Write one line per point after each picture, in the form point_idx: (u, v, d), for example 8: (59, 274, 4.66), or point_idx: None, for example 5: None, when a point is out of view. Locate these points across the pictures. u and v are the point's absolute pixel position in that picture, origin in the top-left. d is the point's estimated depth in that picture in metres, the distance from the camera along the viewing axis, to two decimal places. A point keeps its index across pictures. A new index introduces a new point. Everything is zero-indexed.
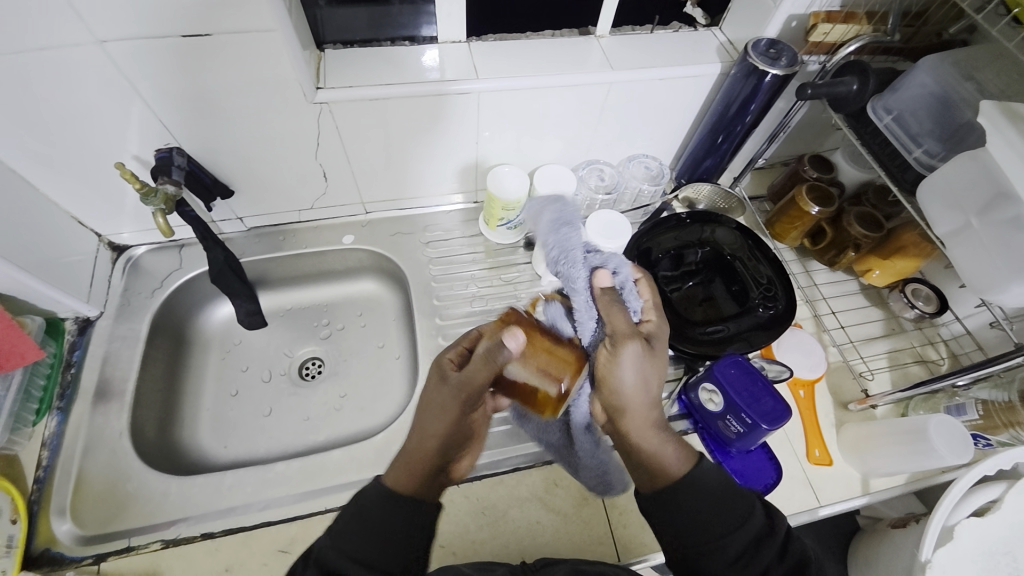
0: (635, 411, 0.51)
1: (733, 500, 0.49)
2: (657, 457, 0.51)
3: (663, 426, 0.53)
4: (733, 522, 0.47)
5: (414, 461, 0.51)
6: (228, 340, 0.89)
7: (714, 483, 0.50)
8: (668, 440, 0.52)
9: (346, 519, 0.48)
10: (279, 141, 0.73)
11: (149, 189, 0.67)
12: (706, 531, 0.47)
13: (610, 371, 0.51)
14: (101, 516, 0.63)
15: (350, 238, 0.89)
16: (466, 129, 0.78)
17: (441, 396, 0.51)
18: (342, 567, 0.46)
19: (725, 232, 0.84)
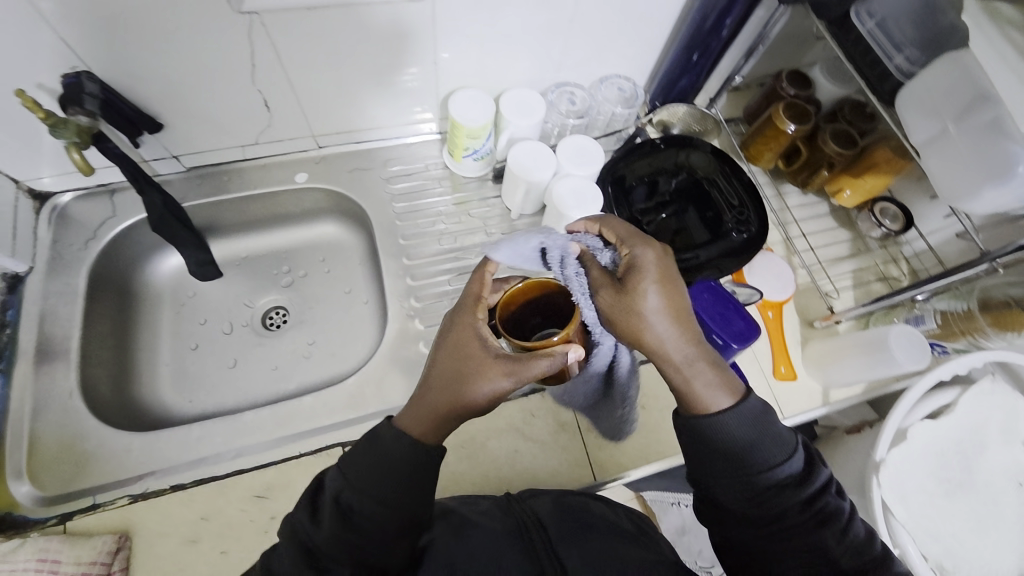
0: (655, 349, 0.46)
1: (767, 442, 0.45)
2: (689, 398, 0.46)
3: (686, 348, 0.46)
4: (758, 465, 0.44)
5: (432, 418, 0.46)
6: (180, 292, 0.83)
7: (753, 423, 0.45)
8: (706, 371, 0.46)
9: (357, 460, 0.46)
10: (210, 62, 0.64)
11: (57, 119, 0.61)
12: (720, 463, 0.45)
13: (613, 325, 0.47)
14: (64, 476, 0.61)
15: (303, 176, 0.82)
16: (423, 47, 0.70)
17: (476, 367, 0.45)
18: (355, 508, 0.44)
19: (699, 156, 0.81)
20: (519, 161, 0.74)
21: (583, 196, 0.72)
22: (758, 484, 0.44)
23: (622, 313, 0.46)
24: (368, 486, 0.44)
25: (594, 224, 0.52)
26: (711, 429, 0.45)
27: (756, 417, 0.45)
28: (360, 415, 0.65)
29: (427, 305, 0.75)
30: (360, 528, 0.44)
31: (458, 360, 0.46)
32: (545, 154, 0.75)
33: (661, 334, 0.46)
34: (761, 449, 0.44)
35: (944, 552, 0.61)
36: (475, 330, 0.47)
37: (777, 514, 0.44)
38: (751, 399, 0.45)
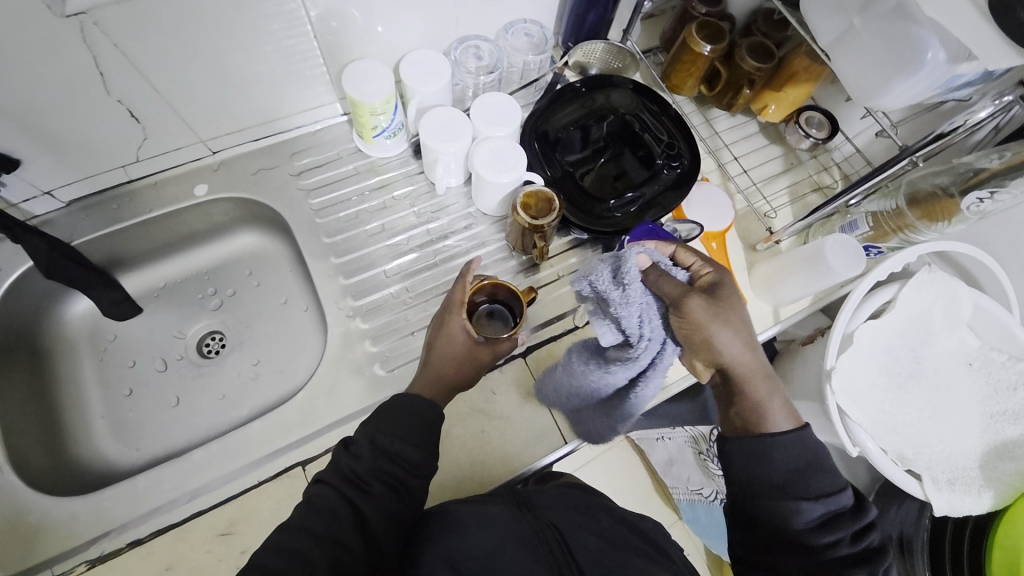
0: (736, 365, 0.50)
1: (818, 472, 0.48)
2: (754, 412, 0.50)
3: (756, 369, 0.51)
4: (807, 492, 0.47)
5: (447, 384, 0.55)
6: (100, 337, 0.76)
7: (804, 453, 0.49)
8: (776, 391, 0.51)
9: (382, 424, 0.51)
10: (49, 79, 0.55)
11: None
12: (771, 483, 0.48)
13: (701, 335, 0.48)
14: (10, 557, 0.56)
15: (203, 188, 0.74)
16: (295, 20, 0.63)
17: (473, 349, 0.56)
18: (359, 477, 0.48)
19: (620, 94, 0.78)
20: (432, 131, 0.69)
21: (506, 157, 0.68)
22: (806, 512, 0.47)
23: (714, 324, 0.48)
24: (401, 431, 0.50)
25: (669, 245, 0.55)
26: (769, 449, 0.48)
27: (810, 448, 0.49)
28: (316, 429, 0.63)
29: (366, 301, 0.71)
30: (398, 468, 0.49)
31: (458, 350, 0.56)
32: (458, 121, 0.70)
33: (742, 352, 0.50)
34: (811, 479, 0.47)
35: (905, 443, 0.64)
36: (463, 325, 0.56)
37: (826, 543, 0.46)
38: (809, 429, 0.50)
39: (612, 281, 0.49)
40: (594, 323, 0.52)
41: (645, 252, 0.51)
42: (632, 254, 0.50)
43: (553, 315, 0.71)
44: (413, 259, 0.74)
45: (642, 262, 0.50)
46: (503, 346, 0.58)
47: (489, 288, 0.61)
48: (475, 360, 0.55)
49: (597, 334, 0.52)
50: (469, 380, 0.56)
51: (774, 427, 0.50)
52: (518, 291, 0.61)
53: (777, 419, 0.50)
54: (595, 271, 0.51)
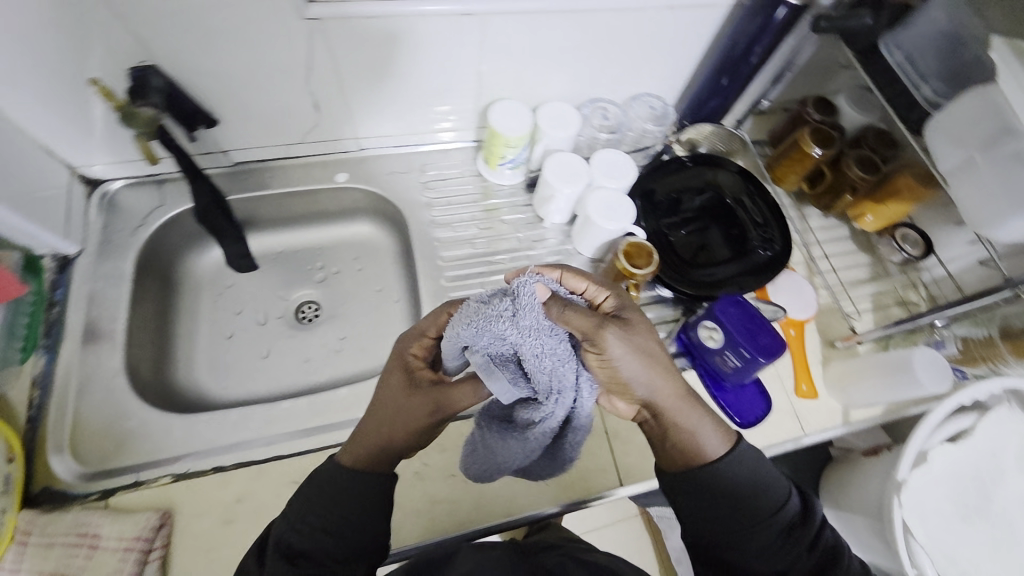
0: (661, 397, 0.51)
1: (768, 488, 0.52)
2: (692, 441, 0.52)
3: (684, 395, 0.52)
4: (766, 512, 0.50)
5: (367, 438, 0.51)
6: (218, 282, 0.85)
7: (749, 468, 0.52)
8: (704, 414, 0.53)
9: (313, 496, 0.50)
10: (266, 64, 0.66)
11: (129, 110, 0.61)
12: (734, 517, 0.50)
13: (620, 369, 0.47)
14: (102, 453, 0.60)
15: (343, 176, 0.84)
16: (467, 60, 0.73)
17: (403, 400, 0.51)
18: (305, 545, 0.48)
19: (726, 175, 0.85)
20: (554, 172, 0.77)
21: (617, 207, 0.75)
22: (768, 532, 0.50)
23: (630, 362, 0.48)
24: (325, 510, 0.49)
25: (554, 269, 0.52)
26: (718, 474, 0.51)
27: (748, 460, 0.52)
28: None
29: None
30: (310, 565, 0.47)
31: (388, 398, 0.51)
32: (577, 167, 0.78)
33: (662, 384, 0.51)
34: (763, 497, 0.51)
35: None
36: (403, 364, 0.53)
37: (792, 559, 0.50)
38: (743, 443, 0.53)
39: (513, 331, 0.44)
40: (496, 386, 0.46)
41: (541, 282, 0.46)
42: (533, 285, 0.45)
43: None
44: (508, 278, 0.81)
45: (543, 293, 0.46)
46: (444, 400, 0.50)
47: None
48: (401, 415, 0.50)
49: (501, 395, 0.47)
50: (396, 438, 0.50)
51: (712, 452, 0.52)
52: None
53: (711, 444, 0.52)
54: (487, 321, 0.44)
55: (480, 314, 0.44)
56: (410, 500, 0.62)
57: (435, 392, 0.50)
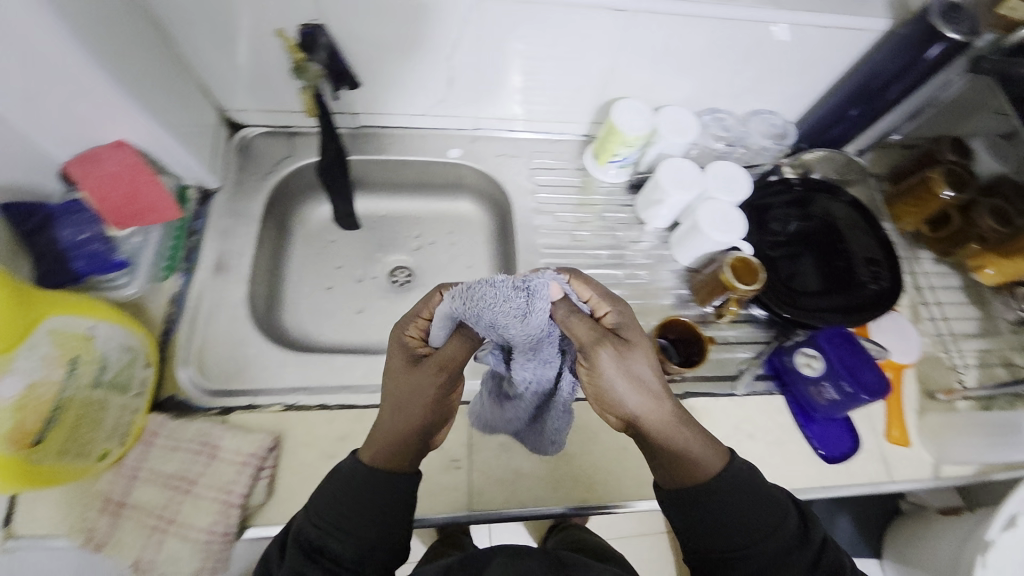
0: (650, 417, 0.52)
1: (764, 505, 0.51)
2: (685, 462, 0.53)
3: (678, 416, 0.53)
4: (765, 528, 0.50)
5: (392, 431, 0.50)
6: (324, 235, 0.89)
7: (742, 483, 0.52)
8: (701, 437, 0.53)
9: (327, 493, 0.50)
10: (419, 36, 0.68)
11: (304, 64, 0.65)
12: (730, 532, 0.50)
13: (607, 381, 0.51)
14: (224, 373, 0.66)
15: (456, 152, 0.87)
16: (603, 56, 0.74)
17: (407, 375, 0.51)
18: (322, 542, 0.48)
19: (838, 205, 0.84)
20: (669, 176, 0.77)
21: (727, 219, 0.75)
22: (765, 549, 0.49)
23: (618, 379, 0.51)
24: (340, 510, 0.49)
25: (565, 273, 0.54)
26: (709, 491, 0.51)
27: (736, 474, 0.52)
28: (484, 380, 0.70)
29: None
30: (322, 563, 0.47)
31: (395, 382, 0.51)
32: (691, 175, 0.77)
33: (650, 403, 0.52)
34: (761, 512, 0.51)
35: None
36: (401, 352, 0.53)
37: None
38: (736, 461, 0.54)
39: (515, 315, 0.48)
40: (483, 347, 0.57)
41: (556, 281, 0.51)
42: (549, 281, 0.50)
43: (710, 372, 0.75)
44: (600, 275, 0.82)
45: (556, 293, 0.51)
46: (450, 362, 0.51)
47: (661, 326, 0.69)
48: (415, 389, 0.50)
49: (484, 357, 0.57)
50: (416, 414, 0.50)
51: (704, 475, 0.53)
52: (701, 337, 0.67)
53: (703, 466, 0.53)
54: (490, 304, 0.47)
55: (485, 295, 0.47)
56: (495, 469, 0.64)
57: (440, 358, 0.51)
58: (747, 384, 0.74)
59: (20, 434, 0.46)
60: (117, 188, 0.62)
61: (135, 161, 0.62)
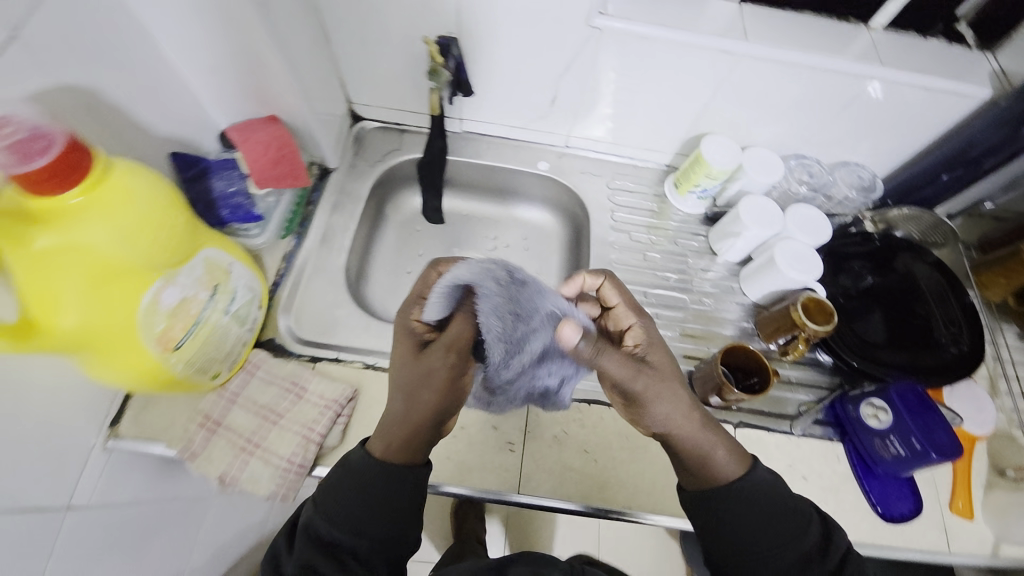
0: (675, 425, 0.56)
1: (785, 517, 0.53)
2: (708, 466, 0.56)
3: (704, 417, 0.57)
4: (784, 539, 0.52)
5: (397, 420, 0.53)
6: (412, 224, 0.97)
7: (763, 491, 0.55)
8: (726, 441, 0.57)
9: (335, 488, 0.52)
10: (535, 56, 0.76)
11: (439, 67, 0.75)
12: (752, 541, 0.53)
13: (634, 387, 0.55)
14: (316, 328, 0.73)
15: (544, 165, 0.94)
16: (699, 94, 0.79)
17: (414, 360, 0.53)
18: (332, 536, 0.51)
19: (921, 266, 0.83)
20: (750, 211, 0.80)
21: (804, 260, 0.76)
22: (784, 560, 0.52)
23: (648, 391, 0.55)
24: (345, 508, 0.51)
25: (598, 277, 0.64)
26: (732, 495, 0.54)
27: (759, 480, 0.55)
28: None
29: None
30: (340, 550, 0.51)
31: (404, 368, 0.53)
32: (772, 214, 0.79)
33: (677, 411, 0.55)
34: (781, 522, 0.53)
35: None
36: (406, 327, 0.56)
37: None
38: (759, 468, 0.56)
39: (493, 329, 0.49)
40: None
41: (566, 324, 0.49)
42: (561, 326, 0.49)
43: (768, 408, 0.75)
44: (666, 296, 0.85)
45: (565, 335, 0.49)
46: (457, 343, 0.51)
47: (725, 352, 0.69)
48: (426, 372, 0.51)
49: None
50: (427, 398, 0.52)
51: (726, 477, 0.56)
52: (766, 363, 0.67)
53: (725, 469, 0.56)
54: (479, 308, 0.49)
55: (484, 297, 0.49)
56: (545, 458, 0.66)
57: (447, 340, 0.52)
58: (804, 425, 0.74)
59: (166, 337, 0.51)
60: (267, 153, 0.70)
61: (284, 134, 0.72)
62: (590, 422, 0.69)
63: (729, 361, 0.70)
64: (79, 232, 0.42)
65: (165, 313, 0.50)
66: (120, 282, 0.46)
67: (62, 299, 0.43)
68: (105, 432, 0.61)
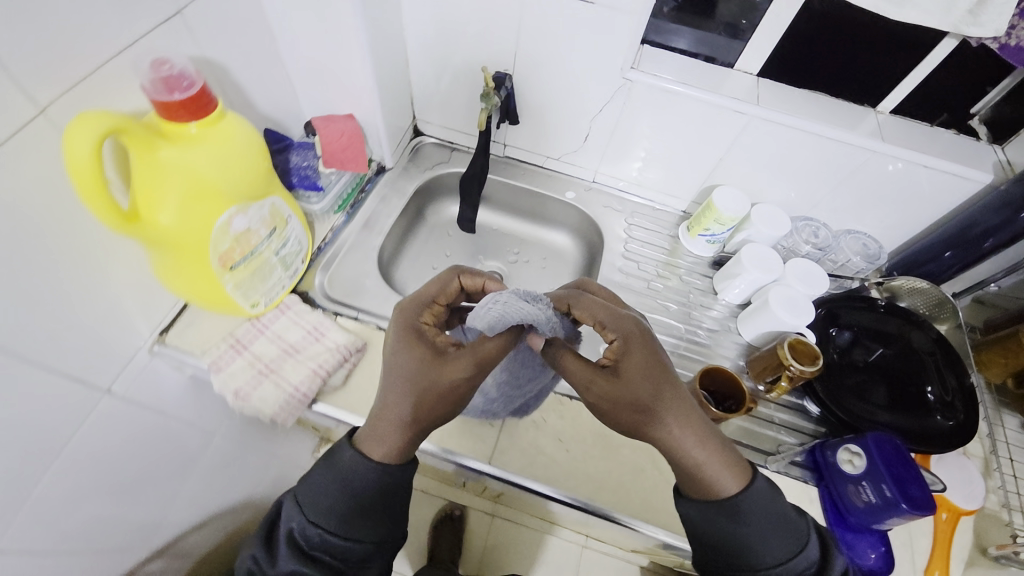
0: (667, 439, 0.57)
1: (781, 537, 0.55)
2: (704, 482, 0.56)
3: (697, 425, 0.57)
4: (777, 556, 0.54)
5: (405, 424, 0.56)
6: (447, 228, 1.09)
7: (761, 509, 0.56)
8: (726, 460, 0.57)
9: (316, 495, 0.54)
10: (576, 96, 0.89)
11: (491, 92, 0.87)
12: (743, 553, 0.55)
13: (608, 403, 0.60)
14: (346, 290, 0.84)
15: (571, 195, 1.05)
16: (714, 147, 0.89)
17: (438, 365, 0.57)
18: (319, 539, 0.54)
19: (921, 335, 0.83)
20: (750, 256, 0.86)
21: (796, 307, 0.80)
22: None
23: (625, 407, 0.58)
24: (331, 512, 0.54)
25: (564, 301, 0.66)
26: (736, 510, 0.55)
27: (760, 499, 0.56)
28: None
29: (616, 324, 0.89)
30: (331, 550, 0.54)
31: (424, 372, 0.57)
32: (771, 261, 0.85)
33: (669, 425, 0.57)
34: (774, 539, 0.55)
35: None
36: (413, 329, 0.60)
37: None
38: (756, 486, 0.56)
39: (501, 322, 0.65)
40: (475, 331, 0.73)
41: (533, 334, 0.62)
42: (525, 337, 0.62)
43: (745, 440, 0.78)
44: (664, 324, 0.90)
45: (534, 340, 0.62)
46: (484, 357, 0.58)
47: (705, 372, 0.73)
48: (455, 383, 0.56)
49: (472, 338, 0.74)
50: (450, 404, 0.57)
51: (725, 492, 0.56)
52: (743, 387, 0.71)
53: (721, 486, 0.56)
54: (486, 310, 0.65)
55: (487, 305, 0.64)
56: (521, 438, 0.72)
57: (477, 354, 0.57)
58: (781, 464, 0.75)
59: (226, 257, 0.62)
60: (340, 140, 0.85)
61: (353, 127, 0.86)
62: (571, 413, 0.74)
63: (708, 383, 0.74)
64: (191, 154, 0.55)
65: (232, 236, 0.62)
66: (209, 200, 0.57)
67: (164, 202, 0.55)
68: (154, 337, 0.72)
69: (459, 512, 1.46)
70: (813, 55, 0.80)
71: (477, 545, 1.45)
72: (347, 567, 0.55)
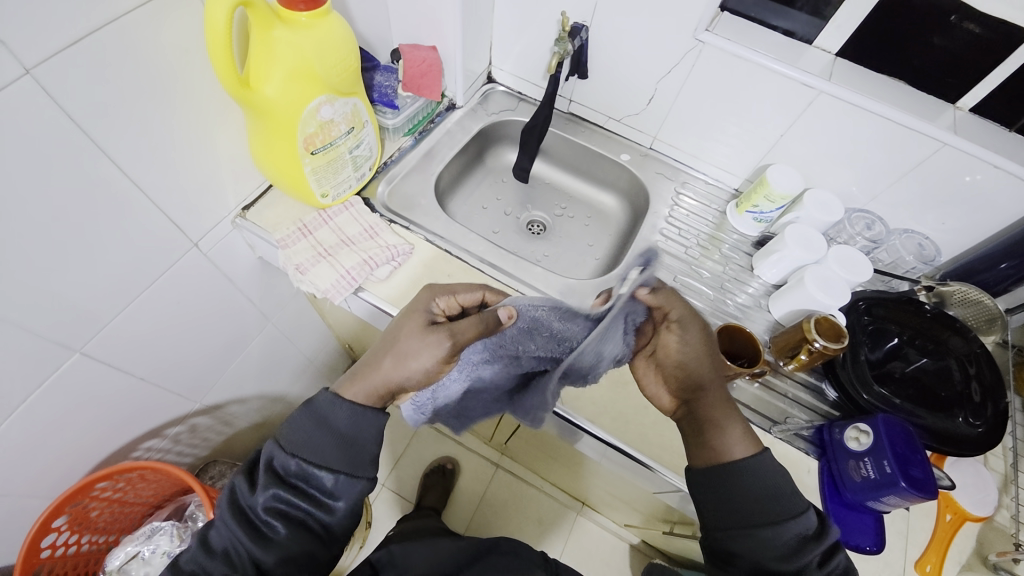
0: (707, 395, 0.63)
1: (784, 498, 0.56)
2: (719, 444, 0.60)
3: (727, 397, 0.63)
4: (781, 513, 0.55)
5: (374, 379, 0.61)
6: (502, 175, 1.16)
7: (767, 476, 0.57)
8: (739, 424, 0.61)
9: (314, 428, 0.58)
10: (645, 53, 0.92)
11: (564, 36, 0.92)
12: (747, 508, 0.56)
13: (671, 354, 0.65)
14: (403, 204, 0.92)
15: (625, 157, 1.07)
16: (777, 123, 0.89)
17: (426, 332, 0.60)
18: (297, 467, 0.56)
19: (961, 342, 0.79)
20: (794, 235, 0.86)
21: (830, 289, 0.80)
22: (777, 534, 0.54)
23: (689, 354, 0.64)
24: (322, 447, 0.57)
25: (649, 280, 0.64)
26: (748, 472, 0.57)
27: (765, 467, 0.58)
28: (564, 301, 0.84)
29: None
30: (309, 479, 0.56)
31: (410, 334, 0.61)
32: (815, 243, 0.85)
33: (711, 385, 0.63)
34: (777, 496, 0.56)
35: None
36: (427, 305, 0.65)
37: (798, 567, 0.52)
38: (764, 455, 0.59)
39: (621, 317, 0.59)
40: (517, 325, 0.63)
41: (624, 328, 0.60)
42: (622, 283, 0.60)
43: (756, 405, 0.79)
44: (694, 287, 0.92)
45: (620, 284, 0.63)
46: (459, 333, 0.59)
47: (723, 332, 0.76)
48: (425, 350, 0.59)
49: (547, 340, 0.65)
50: (410, 369, 0.59)
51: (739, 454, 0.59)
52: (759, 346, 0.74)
53: (735, 447, 0.60)
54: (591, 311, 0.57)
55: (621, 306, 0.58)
56: None
57: (454, 330, 0.59)
58: (786, 434, 0.76)
59: (310, 141, 0.71)
60: (421, 67, 0.91)
61: (431, 57, 0.92)
62: None
63: (727, 341, 0.76)
64: (299, 38, 0.63)
65: (318, 122, 0.71)
66: (306, 83, 0.66)
67: (270, 76, 0.63)
68: (237, 211, 0.82)
69: (451, 468, 1.48)
70: (894, 40, 0.79)
71: (478, 490, 1.49)
72: (324, 501, 0.57)
